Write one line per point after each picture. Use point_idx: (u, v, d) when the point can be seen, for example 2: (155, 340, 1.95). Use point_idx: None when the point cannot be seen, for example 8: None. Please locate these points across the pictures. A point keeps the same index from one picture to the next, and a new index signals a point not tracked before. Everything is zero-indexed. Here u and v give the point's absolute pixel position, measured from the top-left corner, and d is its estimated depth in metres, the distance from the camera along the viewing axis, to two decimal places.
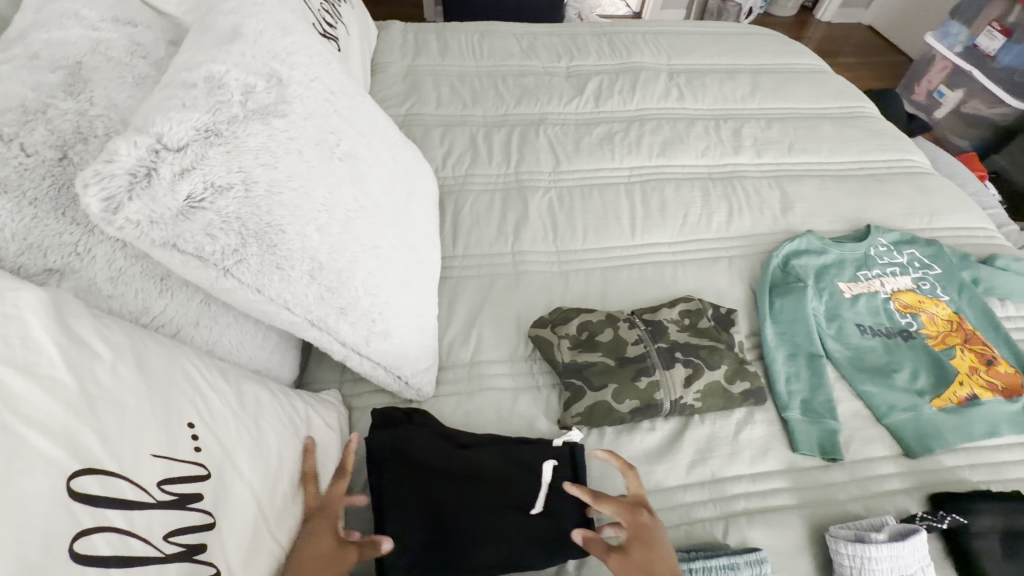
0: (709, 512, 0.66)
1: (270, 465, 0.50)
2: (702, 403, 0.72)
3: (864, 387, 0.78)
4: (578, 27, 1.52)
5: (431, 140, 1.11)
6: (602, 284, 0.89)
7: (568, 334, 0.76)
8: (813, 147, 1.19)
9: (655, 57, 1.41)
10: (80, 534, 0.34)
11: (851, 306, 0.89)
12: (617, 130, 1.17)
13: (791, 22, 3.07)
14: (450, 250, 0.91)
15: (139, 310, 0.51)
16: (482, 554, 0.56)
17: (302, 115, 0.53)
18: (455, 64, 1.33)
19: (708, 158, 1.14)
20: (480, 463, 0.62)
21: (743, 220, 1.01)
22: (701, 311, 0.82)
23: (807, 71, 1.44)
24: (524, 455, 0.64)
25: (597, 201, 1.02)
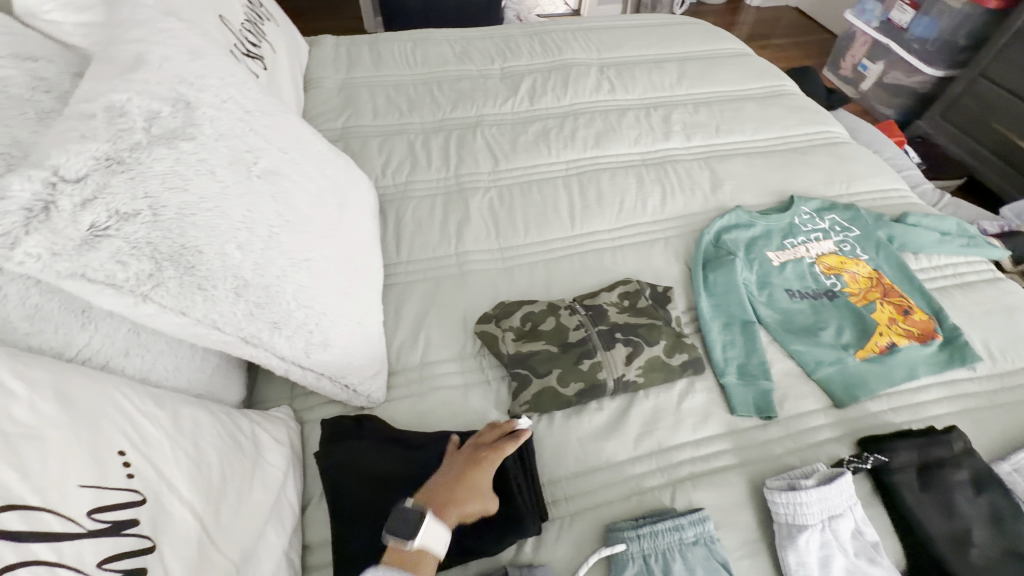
0: (658, 480, 0.69)
1: (211, 484, 0.51)
2: (644, 378, 0.76)
3: (794, 347, 0.83)
4: (510, 29, 1.56)
5: (369, 150, 1.11)
6: (545, 275, 0.92)
7: (512, 327, 0.78)
8: (738, 127, 1.25)
9: (586, 53, 1.45)
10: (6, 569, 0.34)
11: (779, 273, 0.94)
12: (552, 126, 1.20)
13: (724, 9, 3.19)
14: (394, 257, 0.93)
15: (62, 345, 0.50)
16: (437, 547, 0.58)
17: (214, 136, 0.54)
18: (390, 74, 1.34)
19: (641, 146, 1.18)
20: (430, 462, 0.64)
21: (676, 201, 1.06)
22: (639, 292, 0.85)
23: (730, 55, 1.51)
24: None
25: (536, 196, 1.05)
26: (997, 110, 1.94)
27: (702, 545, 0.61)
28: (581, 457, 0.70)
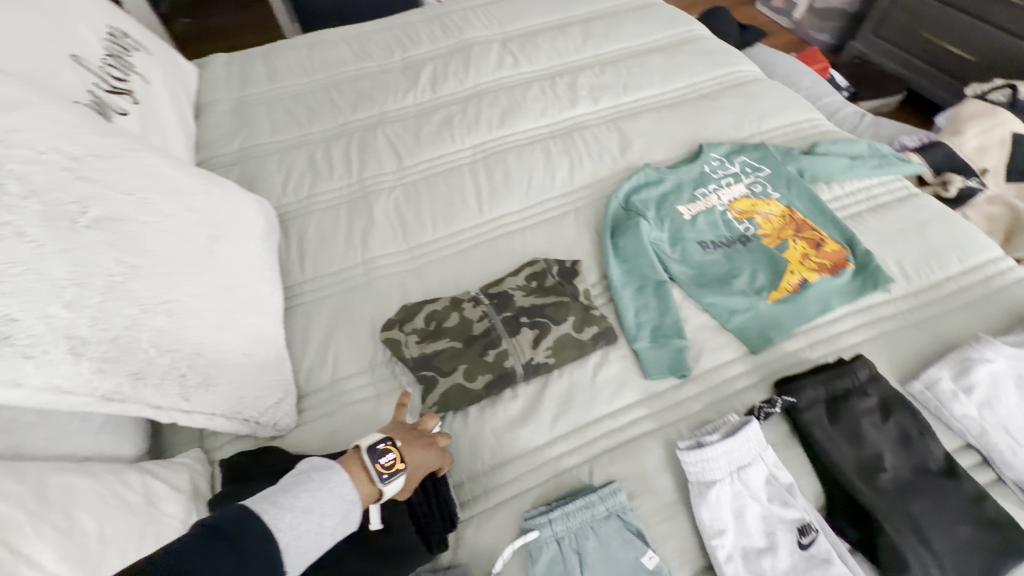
0: (576, 459, 0.68)
1: (86, 551, 0.49)
2: (554, 358, 0.74)
3: (707, 300, 0.82)
4: (409, 16, 1.50)
5: (268, 169, 1.08)
6: (454, 268, 0.90)
7: (415, 329, 0.76)
8: (645, 82, 1.22)
9: (487, 30, 1.41)
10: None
11: (691, 226, 0.93)
12: (455, 113, 1.16)
13: None
14: (298, 276, 0.90)
15: None
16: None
17: (22, 194, 0.51)
18: (286, 85, 1.30)
19: (547, 118, 1.15)
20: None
21: (585, 169, 1.03)
22: (545, 271, 0.83)
23: (635, 8, 1.47)
24: None
25: (442, 188, 1.02)
26: (924, 19, 1.89)
27: (615, 517, 0.62)
28: (497, 449, 0.69)
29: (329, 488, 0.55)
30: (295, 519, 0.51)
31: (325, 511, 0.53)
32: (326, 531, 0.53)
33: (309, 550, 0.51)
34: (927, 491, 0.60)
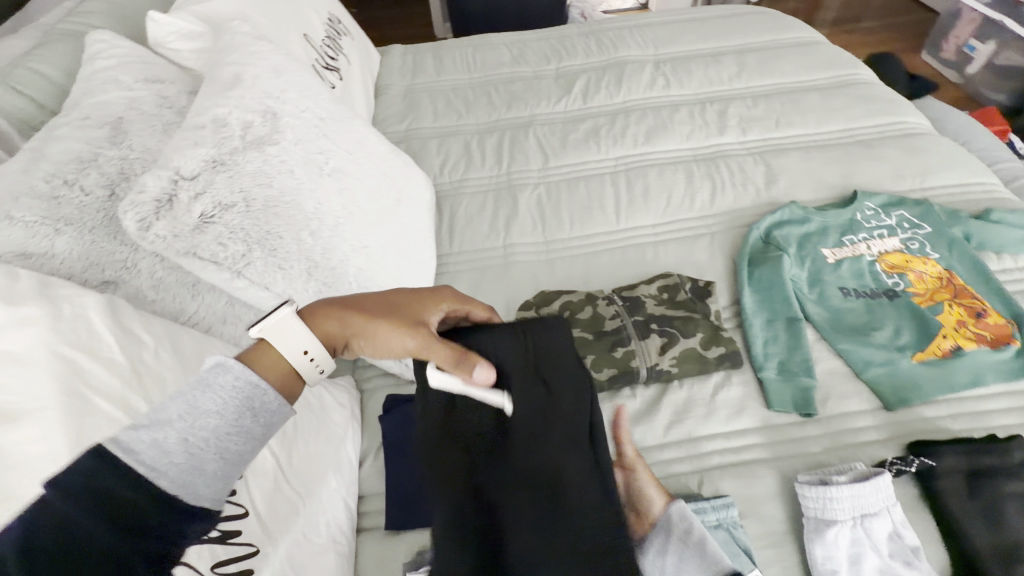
0: (686, 467, 0.71)
1: (285, 432, 0.61)
2: (677, 369, 0.77)
3: (841, 346, 0.81)
4: (566, 29, 1.58)
5: (428, 150, 1.20)
6: (586, 267, 0.95)
7: (550, 314, 0.83)
8: (798, 120, 1.20)
9: (641, 49, 1.45)
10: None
11: (833, 270, 0.91)
12: (602, 124, 1.22)
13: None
14: (446, 248, 1.00)
15: (176, 311, 0.62)
16: (482, 563, 0.43)
17: (292, 142, 0.64)
18: (450, 78, 1.42)
19: (692, 141, 1.17)
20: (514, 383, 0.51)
21: (726, 196, 1.04)
22: (678, 286, 0.86)
23: (796, 44, 1.44)
24: None
25: (582, 192, 1.08)
26: None
27: (724, 529, 0.63)
28: None
29: (199, 387, 0.41)
30: (163, 428, 0.39)
31: (210, 408, 0.41)
32: (223, 431, 0.41)
33: (206, 460, 0.40)
34: None
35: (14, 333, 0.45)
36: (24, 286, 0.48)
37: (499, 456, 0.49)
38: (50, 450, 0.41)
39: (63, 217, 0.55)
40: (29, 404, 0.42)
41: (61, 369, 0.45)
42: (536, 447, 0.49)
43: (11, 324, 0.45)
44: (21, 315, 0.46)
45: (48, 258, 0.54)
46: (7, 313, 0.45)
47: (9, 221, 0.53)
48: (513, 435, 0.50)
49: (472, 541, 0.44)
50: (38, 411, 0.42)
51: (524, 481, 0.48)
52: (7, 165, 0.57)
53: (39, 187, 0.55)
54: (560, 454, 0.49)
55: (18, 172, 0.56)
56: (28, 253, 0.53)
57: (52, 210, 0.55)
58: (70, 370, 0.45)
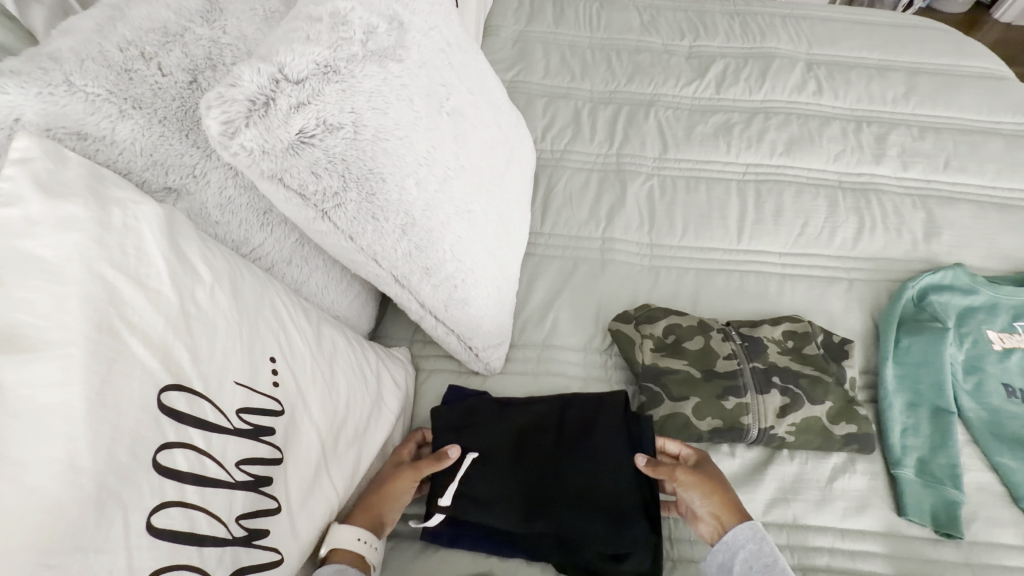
0: (786, 559, 0.58)
1: (337, 413, 0.50)
2: (793, 438, 0.64)
3: (1001, 460, 0.65)
4: (707, 3, 1.37)
5: (533, 110, 1.06)
6: (695, 286, 0.81)
7: (652, 335, 0.70)
8: (974, 167, 1.00)
9: (793, 44, 1.24)
10: (152, 510, 0.33)
11: (998, 360, 0.75)
12: (736, 121, 1.05)
13: (958, 23, 2.69)
14: (536, 226, 0.87)
15: (239, 240, 0.51)
16: (576, 475, 0.58)
17: (417, 63, 0.51)
18: (568, 33, 1.26)
19: (839, 164, 0.99)
20: (465, 431, 0.61)
21: (874, 239, 0.87)
22: (809, 335, 0.71)
23: (981, 76, 1.21)
24: (587, 415, 0.62)
25: (702, 196, 0.92)
26: None
27: None
28: None
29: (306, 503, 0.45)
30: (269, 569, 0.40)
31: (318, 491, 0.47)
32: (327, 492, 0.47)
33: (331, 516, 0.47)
34: None
35: (48, 236, 0.35)
36: (72, 176, 0.38)
37: (518, 485, 0.58)
38: (63, 401, 0.31)
39: (131, 97, 0.44)
40: (49, 333, 0.32)
41: (97, 294, 0.35)
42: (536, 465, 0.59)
43: (47, 224, 0.35)
44: (61, 214, 0.36)
45: (107, 144, 0.44)
46: (44, 208, 0.35)
47: (68, 87, 0.42)
48: (497, 461, 0.59)
49: (586, 533, 0.54)
50: (57, 345, 0.32)
51: (555, 470, 0.58)
52: (79, 19, 0.46)
53: (111, 55, 0.44)
54: (537, 421, 0.62)
55: (90, 30, 0.45)
56: (85, 133, 0.43)
57: (121, 85, 0.44)
58: (107, 298, 0.35)
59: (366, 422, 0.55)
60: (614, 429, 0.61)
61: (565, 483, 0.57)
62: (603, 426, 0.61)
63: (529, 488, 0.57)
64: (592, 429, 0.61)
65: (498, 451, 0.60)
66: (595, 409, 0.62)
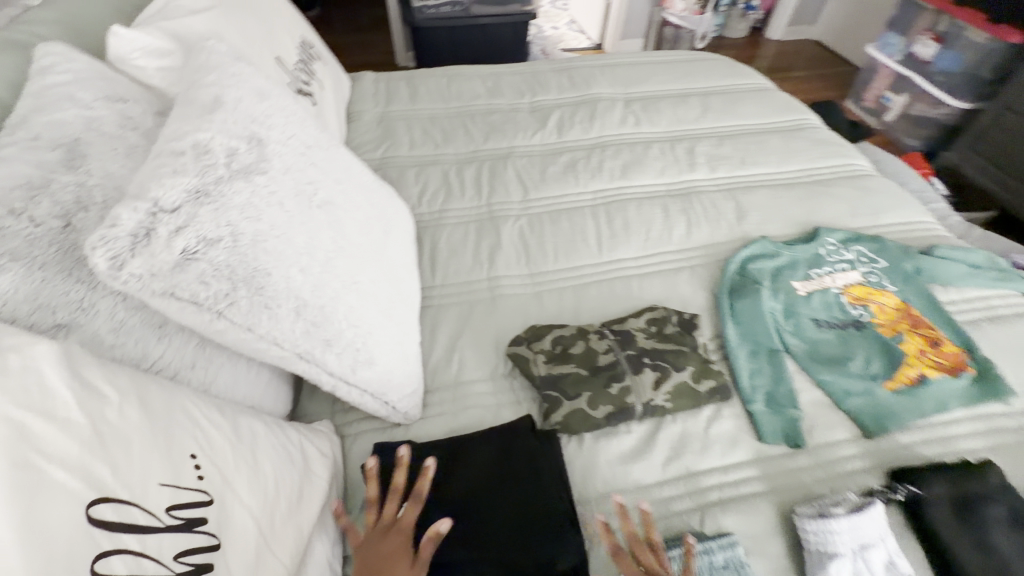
0: (687, 504, 0.70)
1: (268, 492, 0.54)
2: (671, 404, 0.77)
3: (821, 377, 0.84)
4: (538, 65, 1.62)
5: (406, 179, 1.18)
6: (574, 300, 0.95)
7: (543, 349, 0.81)
8: (761, 159, 1.27)
9: (611, 87, 1.51)
10: None
11: (805, 302, 0.96)
12: (579, 157, 1.25)
13: (744, 42, 3.42)
14: (429, 281, 0.97)
15: (139, 356, 0.55)
16: (503, 489, 0.65)
17: (281, 171, 0.60)
18: (425, 107, 1.42)
19: (666, 176, 1.22)
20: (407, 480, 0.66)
21: (702, 231, 1.08)
22: (666, 318, 0.87)
23: (753, 89, 1.55)
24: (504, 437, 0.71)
25: (564, 224, 1.09)
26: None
27: (732, 570, 0.62)
28: (609, 479, 0.71)
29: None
30: None
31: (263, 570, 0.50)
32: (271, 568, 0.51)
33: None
34: None
35: None
36: None
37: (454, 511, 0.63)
38: None
39: (6, 252, 0.48)
40: None
41: (9, 435, 0.38)
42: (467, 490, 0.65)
43: None
44: None
45: None
46: None
47: None
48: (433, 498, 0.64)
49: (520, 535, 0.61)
50: None
51: (484, 489, 0.65)
52: None
53: None
54: (463, 451, 0.70)
55: None
56: None
57: None
58: (19, 436, 0.38)
59: (299, 494, 0.59)
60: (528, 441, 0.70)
61: (494, 498, 0.64)
62: (520, 441, 0.70)
63: (469, 512, 0.63)
64: (511, 446, 0.69)
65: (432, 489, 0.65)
66: (514, 427, 0.72)
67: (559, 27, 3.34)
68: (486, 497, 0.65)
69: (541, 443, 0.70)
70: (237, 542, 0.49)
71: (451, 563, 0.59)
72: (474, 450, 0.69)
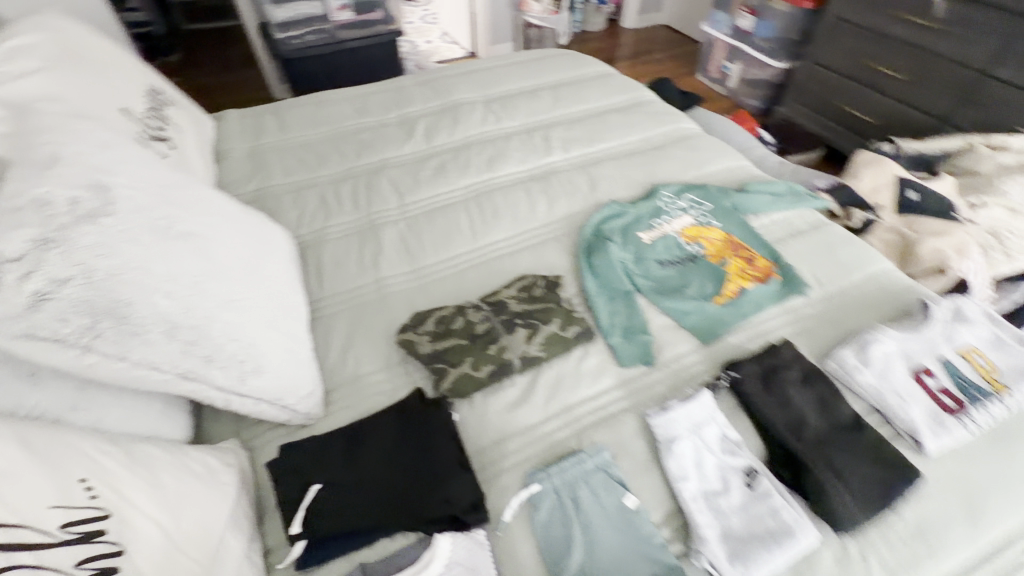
0: (566, 431, 0.82)
1: (169, 501, 0.59)
2: (543, 353, 0.89)
3: (666, 305, 1.00)
4: (402, 80, 1.72)
5: (285, 205, 1.23)
6: (455, 284, 1.05)
7: (427, 330, 0.91)
8: (607, 135, 1.46)
9: (472, 91, 1.64)
10: None
11: (651, 248, 1.12)
12: (448, 158, 1.36)
13: (602, 35, 3.79)
14: (318, 293, 1.03)
15: (14, 406, 0.57)
16: (402, 453, 0.74)
17: (131, 211, 0.65)
18: (297, 135, 1.47)
19: (527, 163, 1.36)
20: (311, 467, 0.72)
21: (561, 204, 1.23)
22: (533, 283, 1.00)
23: (597, 76, 1.76)
24: (399, 410, 0.79)
25: (440, 219, 1.19)
26: (842, 93, 2.51)
27: (601, 471, 0.75)
28: (499, 426, 0.82)
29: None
30: None
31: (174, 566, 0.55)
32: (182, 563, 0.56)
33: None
34: (841, 443, 0.77)
35: None
36: None
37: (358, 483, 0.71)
38: None
39: None
40: None
41: None
42: (370, 462, 0.73)
43: None
44: None
45: None
46: None
47: None
48: (338, 476, 0.72)
49: (419, 487, 0.70)
50: None
51: (384, 458, 0.73)
52: None
53: None
54: (363, 432, 0.77)
55: None
56: None
57: None
58: None
59: (206, 501, 0.64)
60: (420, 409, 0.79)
61: (393, 464, 0.73)
62: (412, 411, 0.79)
63: (372, 480, 0.71)
64: (406, 417, 0.78)
65: (336, 470, 0.72)
66: (407, 401, 0.80)
67: (433, 41, 3.51)
68: (387, 464, 0.73)
69: (432, 408, 0.79)
70: (139, 548, 0.53)
71: (360, 525, 0.67)
72: (373, 429, 0.77)
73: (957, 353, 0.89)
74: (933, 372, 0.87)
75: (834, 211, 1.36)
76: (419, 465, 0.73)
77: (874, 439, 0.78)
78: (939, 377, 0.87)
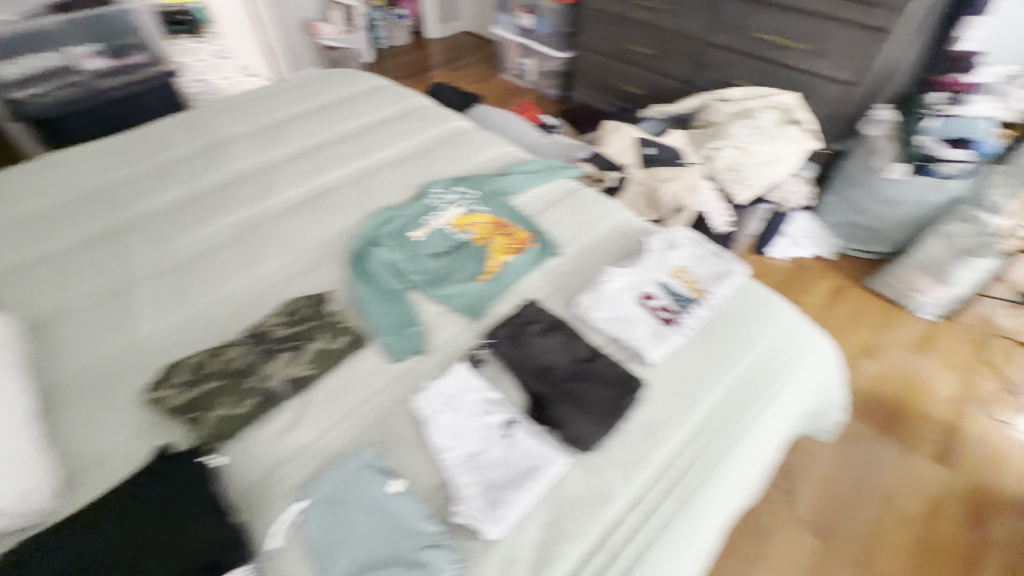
0: (341, 438, 0.83)
1: None
2: (311, 371, 0.90)
3: (434, 294, 1.06)
4: (157, 124, 1.59)
5: (7, 288, 1.07)
6: (222, 325, 1.01)
7: (178, 382, 0.86)
8: (381, 145, 1.50)
9: (239, 123, 1.58)
10: None
11: (422, 244, 1.18)
12: (211, 199, 1.29)
13: (410, 48, 3.87)
14: (53, 375, 0.92)
15: None
16: (144, 519, 0.69)
17: None
18: (23, 205, 1.28)
19: (299, 186, 1.34)
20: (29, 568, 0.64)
21: (335, 220, 1.24)
22: (299, 306, 1.00)
23: (371, 90, 1.79)
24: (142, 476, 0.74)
25: (203, 262, 1.13)
26: (612, 71, 2.87)
27: (370, 466, 0.78)
28: (269, 454, 0.81)
29: None
30: None
31: None
32: None
33: None
34: (578, 377, 0.88)
35: None
36: None
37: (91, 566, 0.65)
38: None
39: None
40: None
41: None
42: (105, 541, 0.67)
43: None
44: None
45: None
46: None
47: None
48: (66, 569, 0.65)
49: (165, 546, 0.67)
50: None
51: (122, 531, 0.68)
52: None
53: None
54: (98, 511, 0.71)
55: None
56: None
57: None
58: None
59: None
60: (166, 466, 0.75)
61: (133, 533, 0.68)
62: (157, 471, 0.74)
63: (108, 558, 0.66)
64: (149, 480, 0.73)
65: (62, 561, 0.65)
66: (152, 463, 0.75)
67: None
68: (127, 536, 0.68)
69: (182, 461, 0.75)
70: None
71: None
72: (111, 504, 0.71)
73: (672, 275, 1.07)
74: (655, 295, 1.03)
75: (591, 176, 1.60)
76: (181, 525, 0.69)
77: (606, 365, 0.90)
78: (660, 297, 1.03)
